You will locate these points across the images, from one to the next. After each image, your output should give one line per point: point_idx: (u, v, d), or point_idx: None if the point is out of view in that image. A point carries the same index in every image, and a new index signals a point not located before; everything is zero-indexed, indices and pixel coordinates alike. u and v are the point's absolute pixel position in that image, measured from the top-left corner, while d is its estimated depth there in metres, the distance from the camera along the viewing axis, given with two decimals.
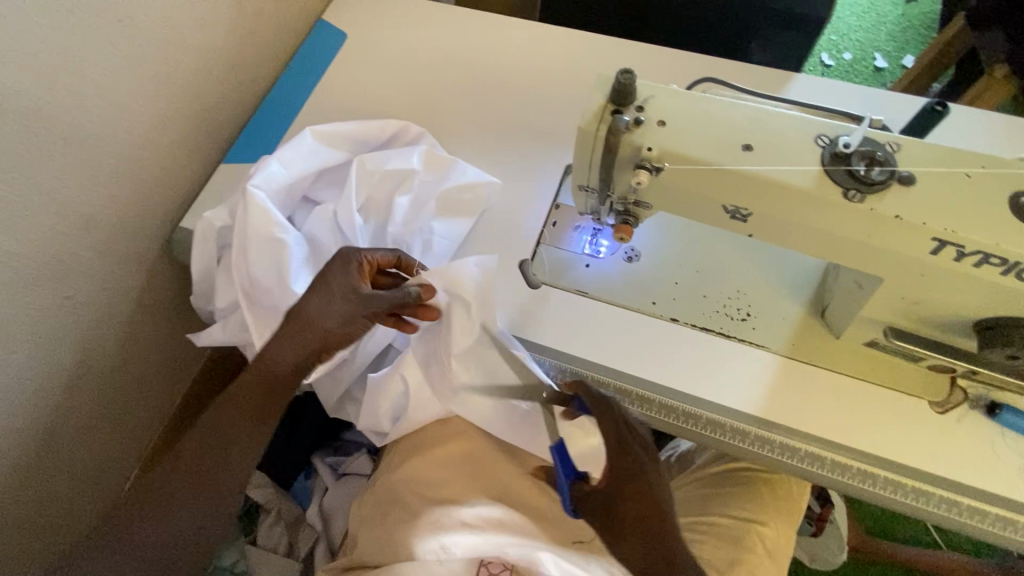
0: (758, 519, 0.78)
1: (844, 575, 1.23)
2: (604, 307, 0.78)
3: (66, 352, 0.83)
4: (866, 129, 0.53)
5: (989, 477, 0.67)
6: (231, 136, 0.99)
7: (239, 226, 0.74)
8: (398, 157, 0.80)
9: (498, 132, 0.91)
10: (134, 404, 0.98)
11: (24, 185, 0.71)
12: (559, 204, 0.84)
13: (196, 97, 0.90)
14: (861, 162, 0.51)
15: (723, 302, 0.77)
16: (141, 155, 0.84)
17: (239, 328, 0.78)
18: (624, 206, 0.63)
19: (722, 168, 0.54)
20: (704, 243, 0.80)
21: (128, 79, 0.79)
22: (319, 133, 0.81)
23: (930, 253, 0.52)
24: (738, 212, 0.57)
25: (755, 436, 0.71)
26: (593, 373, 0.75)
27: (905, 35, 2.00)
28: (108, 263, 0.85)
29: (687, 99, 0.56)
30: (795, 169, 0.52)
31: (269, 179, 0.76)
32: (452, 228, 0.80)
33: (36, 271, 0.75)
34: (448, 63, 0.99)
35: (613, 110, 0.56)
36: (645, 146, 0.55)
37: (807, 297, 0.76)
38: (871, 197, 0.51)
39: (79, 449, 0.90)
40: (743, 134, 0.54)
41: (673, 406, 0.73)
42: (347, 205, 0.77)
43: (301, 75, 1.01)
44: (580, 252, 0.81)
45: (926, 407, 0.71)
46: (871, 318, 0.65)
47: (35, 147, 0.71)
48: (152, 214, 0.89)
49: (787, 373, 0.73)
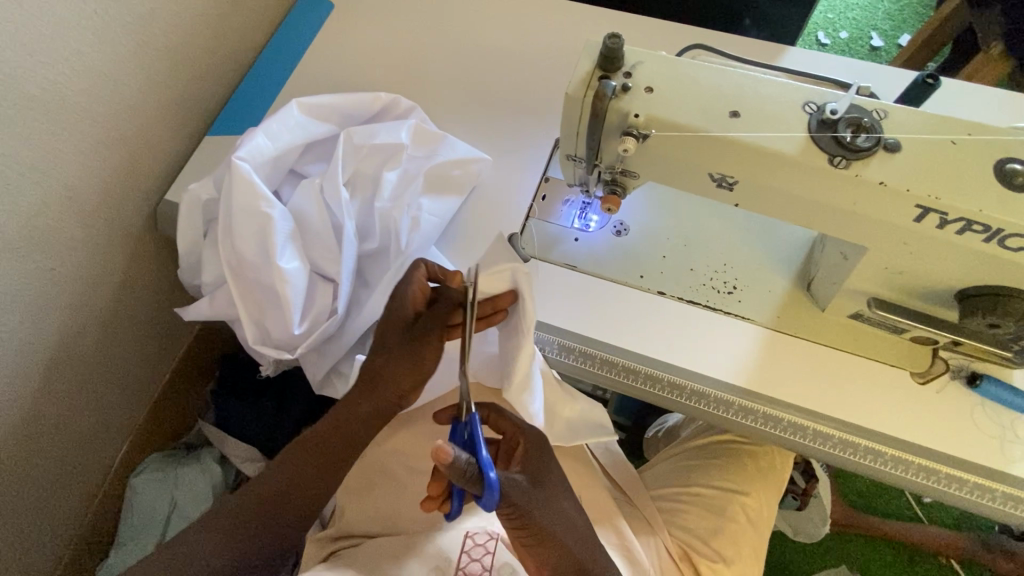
0: (741, 490, 0.80)
1: (827, 547, 1.25)
2: (592, 281, 0.78)
3: (51, 325, 0.82)
4: (853, 96, 0.53)
5: (966, 445, 0.68)
6: (217, 107, 0.97)
7: (225, 199, 0.72)
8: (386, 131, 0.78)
9: (489, 105, 0.90)
10: (123, 379, 0.98)
11: (4, 153, 0.69)
12: (549, 177, 0.83)
13: (179, 66, 0.88)
14: (848, 129, 0.51)
15: (711, 276, 0.77)
16: (125, 125, 0.83)
17: (225, 301, 0.77)
18: (612, 176, 0.62)
19: (708, 135, 0.53)
20: (693, 217, 0.80)
21: (108, 46, 0.77)
22: (306, 105, 0.79)
23: (914, 220, 0.52)
24: (724, 180, 0.57)
25: (739, 406, 0.71)
26: (577, 344, 0.75)
27: (903, 14, 1.97)
28: (93, 235, 0.84)
29: (675, 65, 0.56)
30: (782, 136, 0.52)
31: (255, 152, 0.74)
32: (441, 206, 0.79)
33: (19, 242, 0.74)
34: (438, 34, 0.97)
35: (601, 76, 0.56)
36: (633, 113, 0.54)
37: (794, 271, 0.76)
38: (856, 164, 0.51)
39: (68, 423, 0.90)
40: (730, 101, 0.54)
41: (656, 376, 0.73)
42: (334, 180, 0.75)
43: (288, 46, 0.99)
44: (569, 226, 0.80)
45: (909, 378, 0.72)
46: (857, 290, 0.65)
47: (14, 113, 0.69)
48: (137, 187, 0.87)
49: (771, 346, 0.74)
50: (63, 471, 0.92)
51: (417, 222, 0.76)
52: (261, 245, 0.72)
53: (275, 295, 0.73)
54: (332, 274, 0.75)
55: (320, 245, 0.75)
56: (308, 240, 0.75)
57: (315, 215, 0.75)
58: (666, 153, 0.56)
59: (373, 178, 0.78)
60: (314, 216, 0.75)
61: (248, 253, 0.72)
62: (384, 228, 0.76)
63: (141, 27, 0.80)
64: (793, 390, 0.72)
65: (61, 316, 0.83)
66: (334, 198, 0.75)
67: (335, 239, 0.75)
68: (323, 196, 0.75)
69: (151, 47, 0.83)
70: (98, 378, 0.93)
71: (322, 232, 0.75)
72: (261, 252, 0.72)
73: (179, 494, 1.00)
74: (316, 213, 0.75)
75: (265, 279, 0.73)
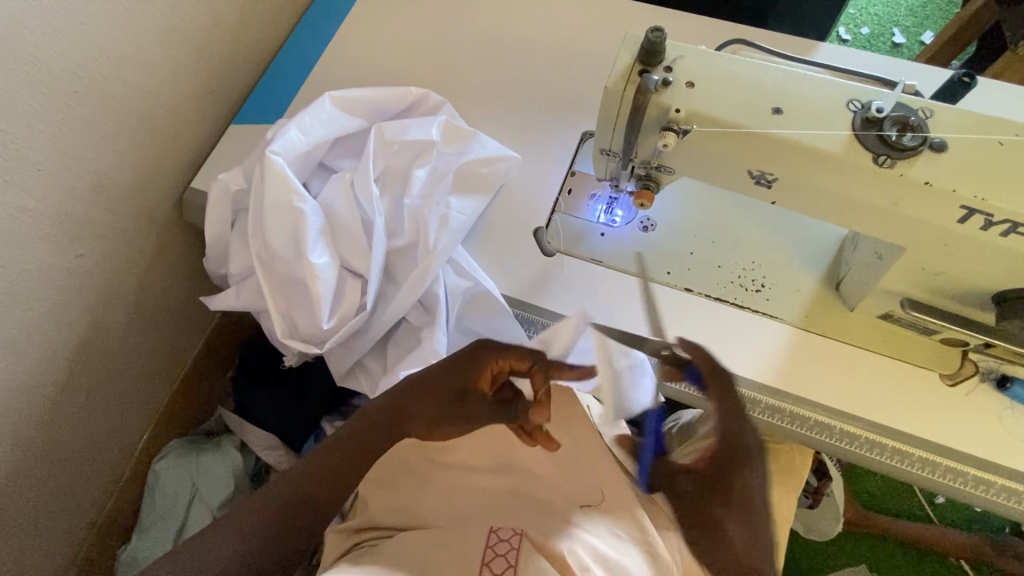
0: (763, 489, 0.80)
1: (838, 545, 1.26)
2: (618, 276, 0.78)
3: (80, 311, 0.82)
4: (898, 94, 0.52)
5: (995, 448, 0.68)
6: (241, 95, 0.97)
7: (257, 191, 0.73)
8: (416, 126, 0.78)
9: (515, 97, 0.89)
10: (147, 366, 0.98)
11: (39, 139, 0.70)
12: (576, 170, 0.83)
13: (206, 53, 0.88)
14: (893, 127, 0.51)
15: (739, 274, 0.77)
16: (153, 113, 0.83)
17: (252, 290, 0.77)
18: (646, 171, 0.62)
19: (750, 131, 0.53)
20: (721, 215, 0.79)
21: (139, 31, 0.77)
22: (338, 99, 0.79)
23: (958, 222, 0.51)
24: (762, 178, 0.56)
25: (765, 404, 0.71)
26: (604, 341, 0.75)
27: (926, 10, 1.94)
28: (121, 222, 0.84)
29: (716, 60, 0.55)
30: (825, 134, 0.52)
31: (288, 145, 0.74)
32: (469, 204, 0.79)
33: (51, 229, 0.75)
34: (464, 24, 0.96)
35: (641, 70, 0.55)
36: (674, 107, 0.54)
37: (823, 270, 0.76)
38: (901, 163, 0.51)
39: (95, 408, 0.91)
40: (772, 97, 0.53)
41: (683, 372, 0.73)
42: (365, 176, 0.75)
43: (312, 34, 0.98)
44: (596, 221, 0.80)
45: (938, 380, 0.71)
46: (890, 290, 0.65)
47: (49, 99, 0.69)
48: (163, 174, 0.87)
49: (799, 346, 0.73)
50: (89, 456, 0.93)
51: (446, 219, 0.76)
52: (291, 238, 0.72)
53: (303, 286, 0.73)
54: (361, 269, 0.75)
55: (349, 238, 0.75)
56: (337, 235, 0.75)
57: (344, 210, 0.75)
58: (704, 149, 0.56)
59: (402, 174, 0.78)
60: (344, 211, 0.75)
61: (279, 246, 0.73)
62: (413, 225, 0.76)
63: (170, 14, 0.80)
64: (821, 391, 0.71)
65: (88, 301, 0.84)
66: (365, 193, 0.75)
67: (364, 234, 0.75)
68: (353, 190, 0.76)
69: (179, 34, 0.82)
70: (123, 364, 0.94)
71: (351, 227, 0.75)
72: (291, 245, 0.73)
73: (201, 479, 1.01)
74: (345, 207, 0.75)
75: (296, 273, 0.73)
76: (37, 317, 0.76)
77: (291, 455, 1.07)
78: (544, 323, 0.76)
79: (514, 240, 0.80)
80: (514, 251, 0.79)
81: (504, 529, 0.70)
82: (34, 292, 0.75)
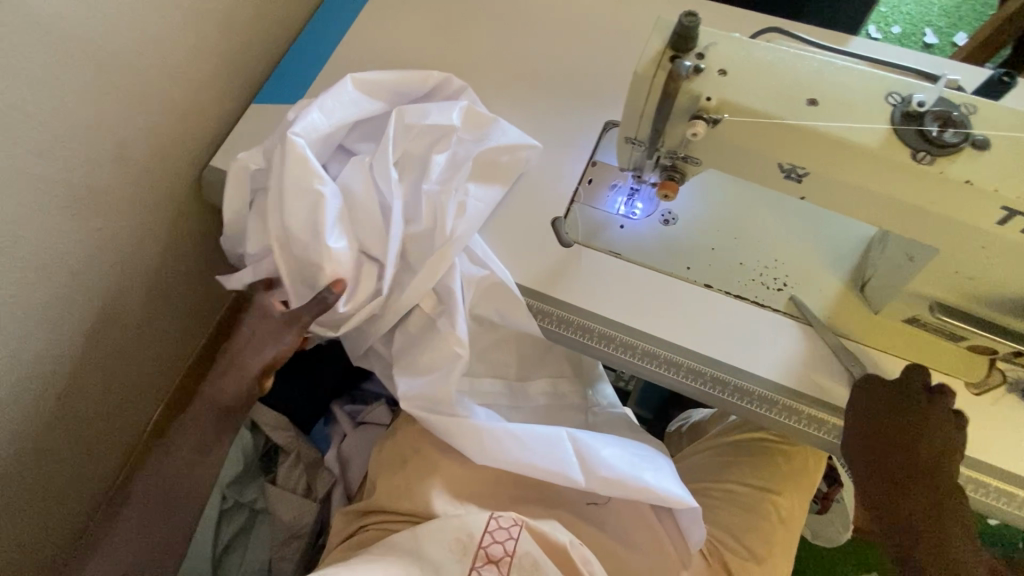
0: (774, 489, 0.79)
1: (846, 553, 1.24)
2: (637, 268, 0.76)
3: (97, 284, 0.83)
4: (941, 88, 0.50)
5: (1018, 460, 0.66)
6: (261, 75, 0.97)
7: (276, 172, 0.72)
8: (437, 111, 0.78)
9: (537, 84, 0.88)
10: (159, 342, 0.99)
11: (63, 110, 0.70)
12: (597, 160, 0.82)
13: (229, 31, 0.87)
14: (934, 122, 0.49)
15: (760, 271, 0.75)
16: (174, 89, 0.82)
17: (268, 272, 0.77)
18: (672, 161, 0.60)
19: (784, 122, 0.51)
20: (744, 210, 0.78)
21: (163, 4, 0.76)
22: (359, 81, 0.78)
23: (997, 224, 0.50)
24: (793, 171, 0.54)
25: (783, 406, 0.70)
26: (620, 334, 0.73)
27: (960, 11, 1.89)
28: (141, 198, 0.84)
29: (750, 48, 0.54)
30: (863, 127, 0.50)
31: (309, 126, 0.74)
32: (487, 193, 0.77)
33: (72, 201, 0.75)
34: (487, 10, 0.95)
35: (672, 56, 0.54)
36: (705, 95, 0.52)
37: (848, 270, 0.74)
38: (941, 160, 0.49)
39: (108, 381, 0.92)
40: (808, 88, 0.51)
41: (700, 370, 0.71)
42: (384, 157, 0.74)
43: (335, 14, 0.98)
44: (615, 213, 0.79)
45: (963, 388, 0.70)
46: (919, 294, 0.63)
47: (74, 71, 0.69)
48: (182, 151, 0.87)
49: (821, 347, 0.72)
50: (102, 430, 0.94)
51: (463, 207, 0.75)
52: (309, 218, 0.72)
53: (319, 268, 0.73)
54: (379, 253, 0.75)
55: (366, 221, 0.74)
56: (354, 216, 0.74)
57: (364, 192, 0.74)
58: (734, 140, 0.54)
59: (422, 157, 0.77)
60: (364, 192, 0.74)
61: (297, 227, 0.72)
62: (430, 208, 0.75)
63: None
64: (840, 394, 0.70)
65: (105, 275, 0.84)
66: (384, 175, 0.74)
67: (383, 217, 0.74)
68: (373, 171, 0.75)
69: (203, 10, 0.82)
70: (139, 338, 0.95)
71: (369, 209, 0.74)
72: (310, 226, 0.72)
73: None
74: (364, 189, 0.75)
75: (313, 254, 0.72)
76: (56, 290, 0.77)
77: (300, 436, 1.07)
78: (559, 314, 0.75)
79: (532, 229, 0.79)
80: (531, 240, 0.78)
81: (505, 517, 0.70)
82: (53, 264, 0.75)
